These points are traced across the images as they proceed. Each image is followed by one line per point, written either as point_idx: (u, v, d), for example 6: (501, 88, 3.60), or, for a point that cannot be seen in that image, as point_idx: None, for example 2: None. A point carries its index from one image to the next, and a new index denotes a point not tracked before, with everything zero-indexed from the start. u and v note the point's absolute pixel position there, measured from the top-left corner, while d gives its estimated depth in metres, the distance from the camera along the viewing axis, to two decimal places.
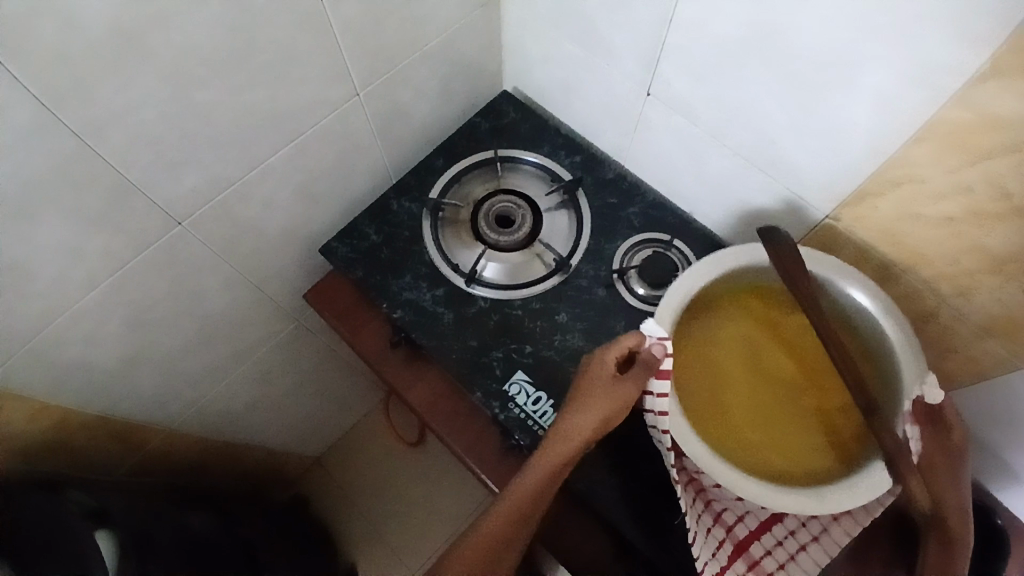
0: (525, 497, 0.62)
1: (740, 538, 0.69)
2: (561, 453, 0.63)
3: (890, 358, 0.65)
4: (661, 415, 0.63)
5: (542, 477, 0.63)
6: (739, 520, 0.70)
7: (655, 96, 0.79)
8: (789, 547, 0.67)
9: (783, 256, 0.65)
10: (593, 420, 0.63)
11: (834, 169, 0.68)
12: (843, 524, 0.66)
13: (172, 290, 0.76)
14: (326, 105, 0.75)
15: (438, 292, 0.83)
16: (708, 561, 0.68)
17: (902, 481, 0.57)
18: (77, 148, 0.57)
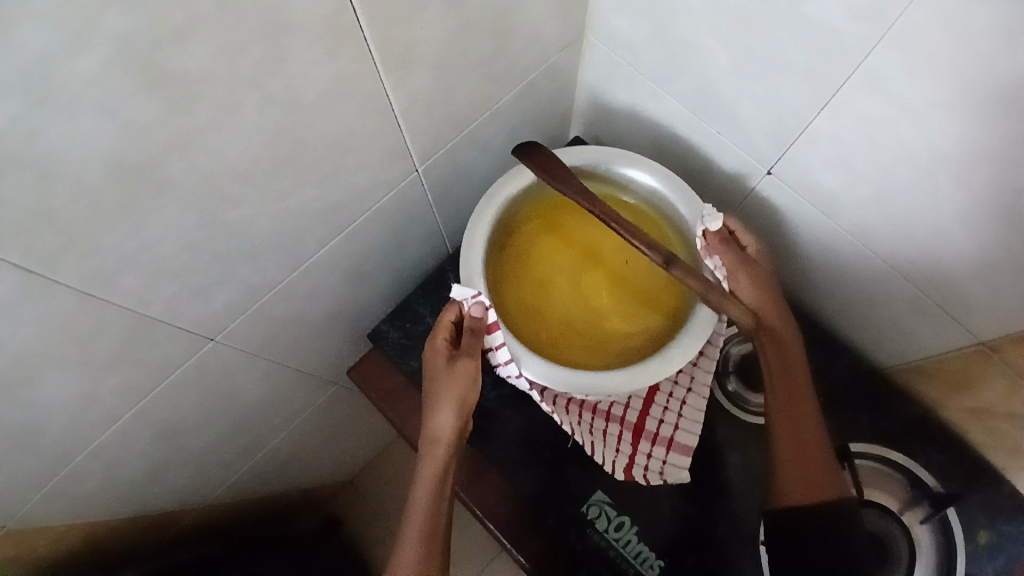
0: (424, 521, 0.57)
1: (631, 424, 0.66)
2: (437, 462, 0.59)
3: (675, 211, 0.63)
4: (509, 364, 0.60)
5: (430, 498, 0.58)
6: (626, 407, 0.66)
7: (779, 175, 0.65)
8: (677, 413, 0.67)
9: (541, 168, 0.60)
10: (453, 417, 0.59)
11: (1009, 306, 0.57)
12: (703, 366, 0.68)
13: (205, 398, 0.66)
14: (383, 187, 0.61)
15: (504, 389, 0.74)
16: (616, 461, 0.66)
17: (722, 309, 0.58)
18: (84, 304, 0.45)
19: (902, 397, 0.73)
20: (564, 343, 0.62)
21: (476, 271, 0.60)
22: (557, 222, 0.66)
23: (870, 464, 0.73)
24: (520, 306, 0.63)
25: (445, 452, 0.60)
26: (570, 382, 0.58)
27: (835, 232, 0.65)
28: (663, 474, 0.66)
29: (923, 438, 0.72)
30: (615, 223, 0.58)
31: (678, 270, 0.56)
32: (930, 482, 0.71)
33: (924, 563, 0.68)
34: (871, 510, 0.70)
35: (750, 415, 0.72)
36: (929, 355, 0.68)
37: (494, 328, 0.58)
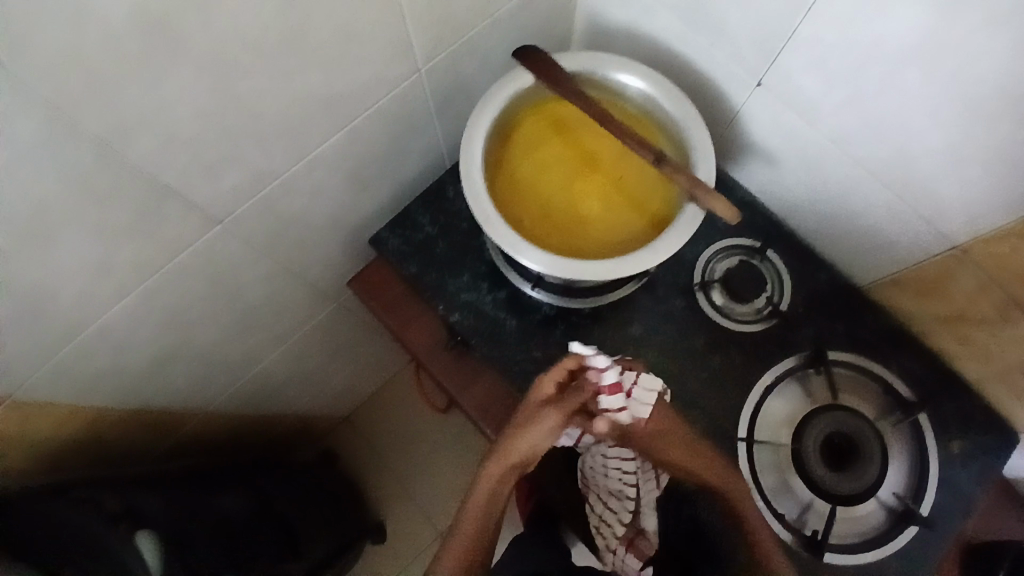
0: (472, 530, 0.62)
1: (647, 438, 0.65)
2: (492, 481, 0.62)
3: (662, 114, 0.66)
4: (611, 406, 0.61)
5: (482, 515, 0.62)
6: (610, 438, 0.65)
7: (768, 88, 0.66)
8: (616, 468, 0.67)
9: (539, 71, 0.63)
10: (522, 450, 0.62)
11: (983, 205, 0.59)
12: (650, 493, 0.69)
13: (211, 288, 0.68)
14: (385, 85, 0.63)
15: (499, 294, 0.76)
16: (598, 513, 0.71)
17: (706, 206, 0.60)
18: (103, 159, 0.47)
19: (883, 311, 0.76)
20: (557, 235, 0.67)
21: (474, 167, 0.62)
22: (552, 125, 0.70)
23: (846, 372, 0.74)
24: (519, 202, 0.67)
25: (506, 476, 0.63)
26: (566, 272, 0.61)
27: (817, 141, 0.67)
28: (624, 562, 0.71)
29: (898, 350, 0.75)
30: (608, 124, 0.62)
31: (665, 167, 0.61)
32: (902, 391, 0.73)
33: (894, 464, 0.72)
34: (844, 413, 0.72)
35: (734, 324, 0.75)
36: (903, 267, 0.70)
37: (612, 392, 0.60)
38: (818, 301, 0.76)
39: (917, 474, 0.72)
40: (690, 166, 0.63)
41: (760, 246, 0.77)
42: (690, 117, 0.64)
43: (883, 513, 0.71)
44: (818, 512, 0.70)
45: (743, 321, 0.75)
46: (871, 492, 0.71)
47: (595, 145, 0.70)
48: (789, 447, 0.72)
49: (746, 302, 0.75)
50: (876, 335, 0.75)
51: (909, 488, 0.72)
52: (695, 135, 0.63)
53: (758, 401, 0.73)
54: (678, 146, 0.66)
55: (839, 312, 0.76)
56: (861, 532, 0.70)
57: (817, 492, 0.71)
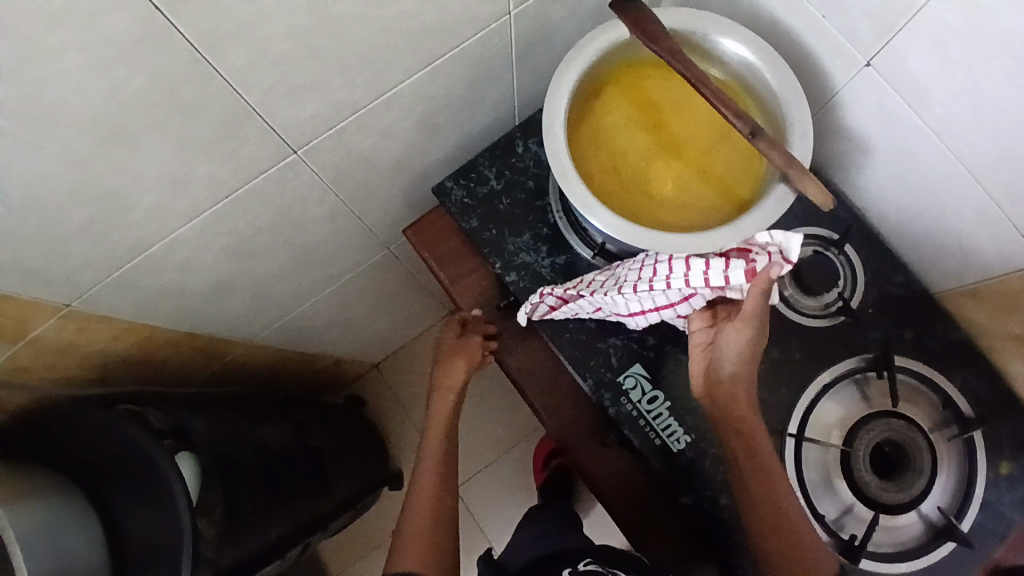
0: (433, 486, 0.72)
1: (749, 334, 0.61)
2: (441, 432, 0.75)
3: (762, 84, 0.64)
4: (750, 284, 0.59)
5: (438, 447, 0.74)
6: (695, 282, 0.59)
7: (877, 69, 0.62)
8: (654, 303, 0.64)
9: (638, 23, 0.60)
10: (450, 400, 0.77)
11: None
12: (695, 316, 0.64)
13: (275, 220, 0.67)
14: (473, 26, 0.60)
15: (558, 259, 0.74)
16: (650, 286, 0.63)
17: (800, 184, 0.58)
18: (192, 69, 0.46)
19: (953, 323, 0.72)
20: (633, 198, 0.66)
21: (557, 127, 0.61)
22: (639, 85, 0.68)
23: (909, 381, 0.71)
24: (598, 161, 0.66)
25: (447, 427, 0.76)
26: (651, 244, 0.60)
27: (920, 132, 0.63)
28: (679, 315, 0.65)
29: (964, 365, 0.71)
30: (704, 88, 0.60)
31: (761, 142, 0.59)
32: (964, 407, 0.70)
33: (943, 479, 0.70)
34: (901, 421, 0.70)
35: (799, 317, 0.72)
36: (985, 278, 0.67)
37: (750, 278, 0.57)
38: (886, 304, 0.73)
39: (965, 491, 0.69)
40: (786, 141, 0.62)
41: (836, 239, 0.73)
42: (791, 90, 0.62)
43: (923, 525, 0.69)
44: (858, 517, 0.69)
45: (808, 315, 0.72)
46: (917, 504, 0.69)
47: (682, 113, 0.68)
48: (838, 448, 0.70)
49: (814, 295, 0.73)
50: (943, 346, 0.72)
51: (953, 504, 0.69)
52: (793, 110, 0.61)
53: (811, 398, 0.71)
54: (775, 117, 0.64)
55: (908, 318, 0.73)
56: (898, 543, 0.69)
57: (860, 496, 0.69)
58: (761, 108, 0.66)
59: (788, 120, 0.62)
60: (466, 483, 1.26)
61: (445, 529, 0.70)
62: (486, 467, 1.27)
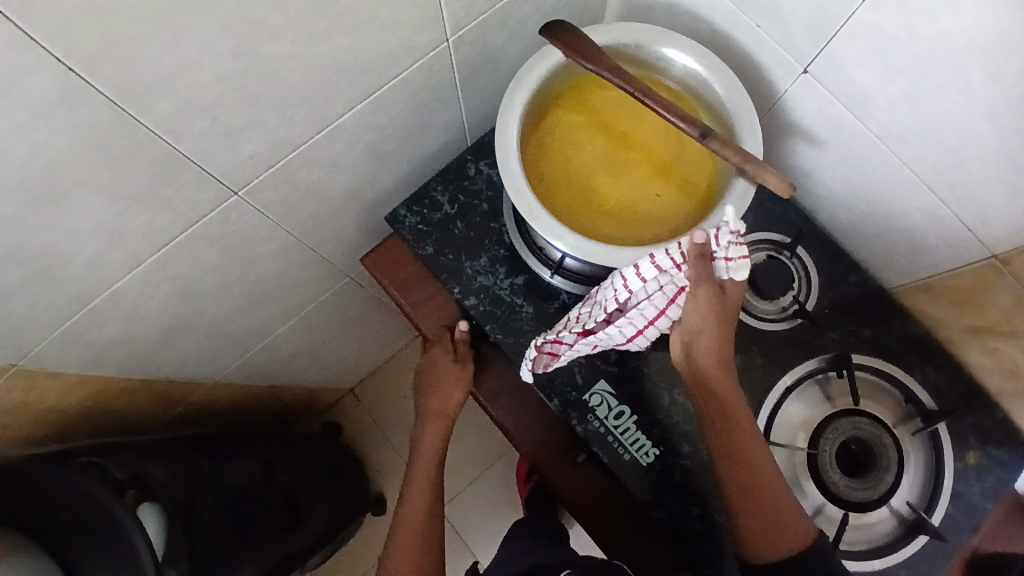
0: (420, 513, 0.73)
1: (703, 301, 0.58)
2: (429, 462, 0.75)
3: (705, 88, 0.64)
4: (735, 264, 0.56)
5: (427, 475, 0.74)
6: (661, 276, 0.57)
7: (815, 76, 0.63)
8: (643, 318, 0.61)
9: (572, 45, 0.60)
10: (440, 426, 0.76)
11: None
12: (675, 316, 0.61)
13: (224, 259, 0.66)
14: (411, 55, 0.60)
15: (517, 280, 0.74)
16: (628, 308, 0.60)
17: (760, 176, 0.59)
18: (117, 120, 0.45)
19: (910, 317, 0.73)
20: (593, 215, 0.66)
21: (512, 160, 0.61)
22: (583, 102, 0.68)
23: (870, 378, 0.72)
24: (553, 181, 0.66)
25: (433, 456, 0.75)
26: (620, 263, 0.60)
27: (862, 133, 0.64)
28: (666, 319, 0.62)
29: (924, 358, 0.72)
30: (650, 100, 0.60)
31: (713, 143, 0.59)
32: (926, 401, 0.71)
33: (910, 473, 0.70)
34: (864, 419, 0.70)
35: (759, 322, 0.73)
36: (937, 273, 0.68)
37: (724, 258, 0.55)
38: (842, 302, 0.74)
39: (932, 484, 0.70)
40: (737, 138, 0.62)
41: (790, 242, 0.74)
42: (737, 93, 0.62)
43: (894, 520, 0.70)
44: (829, 517, 0.69)
45: (766, 320, 0.73)
46: (885, 501, 0.69)
47: (631, 124, 0.68)
48: (804, 451, 0.70)
49: (771, 299, 0.73)
50: (900, 342, 0.73)
51: (921, 497, 0.70)
52: (740, 112, 0.62)
53: (776, 402, 0.71)
54: (723, 119, 0.64)
55: (864, 317, 0.73)
56: (869, 540, 0.69)
57: (829, 497, 0.69)
58: (712, 113, 0.65)
59: (736, 122, 0.62)
60: (450, 502, 1.25)
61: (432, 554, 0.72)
62: (469, 483, 1.26)
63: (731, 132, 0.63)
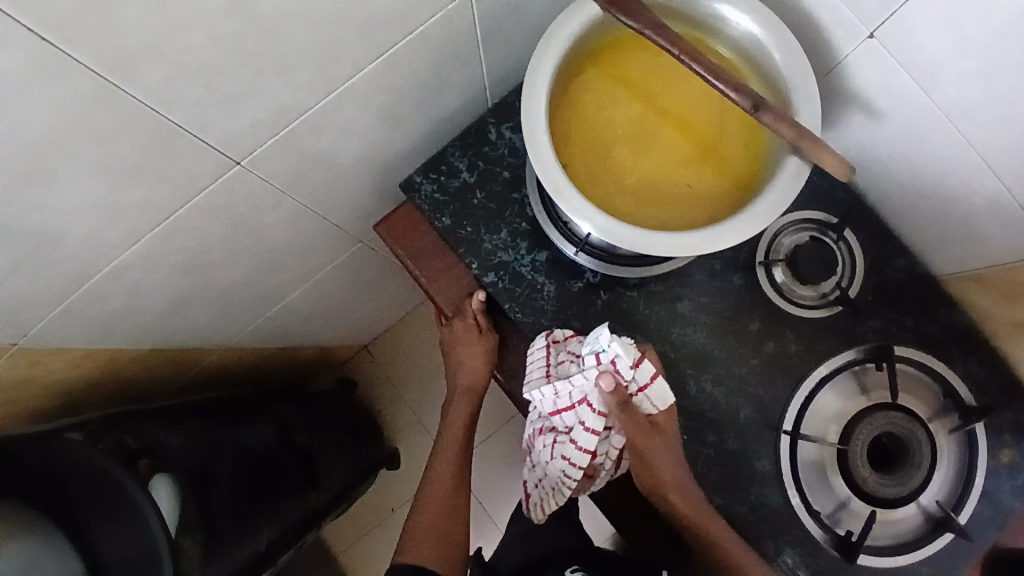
0: (446, 487, 0.71)
1: (645, 443, 0.63)
2: (457, 434, 0.73)
3: (757, 51, 0.57)
4: (643, 370, 0.63)
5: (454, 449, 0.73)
6: (583, 404, 0.63)
7: (881, 42, 0.55)
8: (605, 463, 0.67)
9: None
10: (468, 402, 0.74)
11: None
12: (611, 441, 0.66)
13: (229, 231, 0.62)
14: (428, 9, 0.53)
15: (539, 256, 0.69)
16: (566, 445, 0.64)
17: (816, 157, 0.53)
18: (99, 91, 0.40)
19: (958, 307, 0.68)
20: (624, 192, 0.60)
21: (539, 131, 0.55)
22: (619, 63, 0.61)
23: (910, 371, 0.68)
24: (583, 152, 0.61)
25: (463, 430, 0.74)
26: (656, 249, 0.55)
27: (929, 109, 0.57)
28: (612, 447, 0.66)
29: (969, 352, 0.68)
30: (697, 65, 0.54)
31: (766, 117, 0.53)
32: (966, 398, 0.67)
33: (943, 470, 0.67)
34: (901, 414, 0.66)
35: (795, 308, 0.68)
36: (992, 265, 0.62)
37: (637, 366, 0.63)
38: (885, 290, 0.69)
39: (964, 482, 0.67)
40: (791, 112, 0.56)
41: (835, 223, 0.69)
42: (796, 59, 0.55)
43: (921, 517, 0.66)
44: (853, 512, 0.65)
45: (803, 306, 0.68)
46: (914, 497, 0.66)
47: (671, 90, 0.62)
48: (834, 446, 0.66)
49: (811, 284, 0.68)
50: (945, 333, 0.68)
51: (951, 495, 0.67)
52: (797, 80, 0.55)
53: (807, 393, 0.67)
54: (775, 87, 0.58)
55: (909, 305, 0.69)
56: (895, 535, 0.66)
57: (856, 492, 0.65)
58: (765, 80, 0.59)
59: (792, 91, 0.56)
60: None
61: (458, 526, 0.70)
62: (482, 442, 1.26)
63: (785, 104, 0.56)
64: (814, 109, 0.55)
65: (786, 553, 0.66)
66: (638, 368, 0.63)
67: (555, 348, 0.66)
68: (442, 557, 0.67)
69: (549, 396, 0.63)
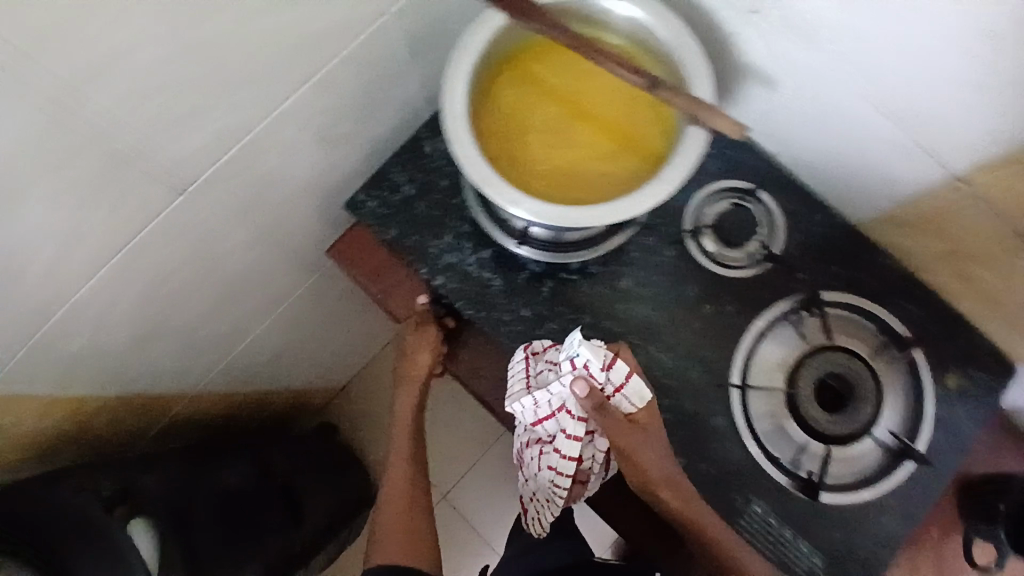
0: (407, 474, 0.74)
1: (630, 440, 0.64)
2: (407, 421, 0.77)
3: (651, 39, 0.63)
4: (617, 371, 0.64)
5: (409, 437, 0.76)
6: (562, 411, 0.65)
7: (764, 17, 0.62)
8: (593, 467, 0.68)
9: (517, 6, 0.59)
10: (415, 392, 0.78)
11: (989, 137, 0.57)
12: (597, 444, 0.67)
13: (184, 262, 0.65)
14: (349, 32, 0.59)
15: (483, 254, 0.73)
16: (551, 454, 0.66)
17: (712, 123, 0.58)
18: (44, 120, 0.44)
19: (880, 250, 0.73)
20: (550, 181, 0.65)
21: (462, 132, 0.60)
22: (530, 67, 0.67)
23: (844, 313, 0.71)
24: (507, 150, 0.66)
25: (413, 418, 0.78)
26: (579, 223, 0.59)
27: (814, 71, 0.64)
28: (598, 450, 0.68)
29: (896, 290, 0.72)
30: (598, 55, 0.59)
31: (663, 92, 0.59)
32: (899, 329, 0.71)
33: (890, 402, 0.69)
34: (840, 353, 0.69)
35: (728, 271, 0.72)
36: (901, 204, 0.68)
37: (610, 369, 0.64)
38: (810, 243, 0.73)
39: (913, 410, 0.69)
40: (687, 88, 0.61)
41: (753, 188, 0.74)
42: (685, 39, 0.61)
43: (879, 452, 0.68)
44: (812, 454, 0.67)
45: (735, 268, 0.72)
46: (868, 431, 0.67)
47: (581, 84, 0.67)
48: (783, 392, 0.69)
49: (738, 247, 0.72)
50: (871, 275, 0.73)
51: (902, 425, 0.69)
52: (688, 58, 0.61)
53: (751, 346, 0.70)
54: (670, 70, 0.63)
55: (835, 254, 0.73)
56: (858, 472, 0.68)
57: (811, 435, 0.67)
58: (661, 64, 0.64)
59: (686, 68, 0.61)
60: (453, 489, 1.25)
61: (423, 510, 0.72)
62: (469, 468, 1.27)
63: (681, 82, 0.62)
64: (706, 82, 0.60)
65: (754, 503, 0.68)
66: (610, 370, 0.64)
67: (535, 359, 0.68)
68: (415, 543, 0.68)
69: (529, 406, 0.65)
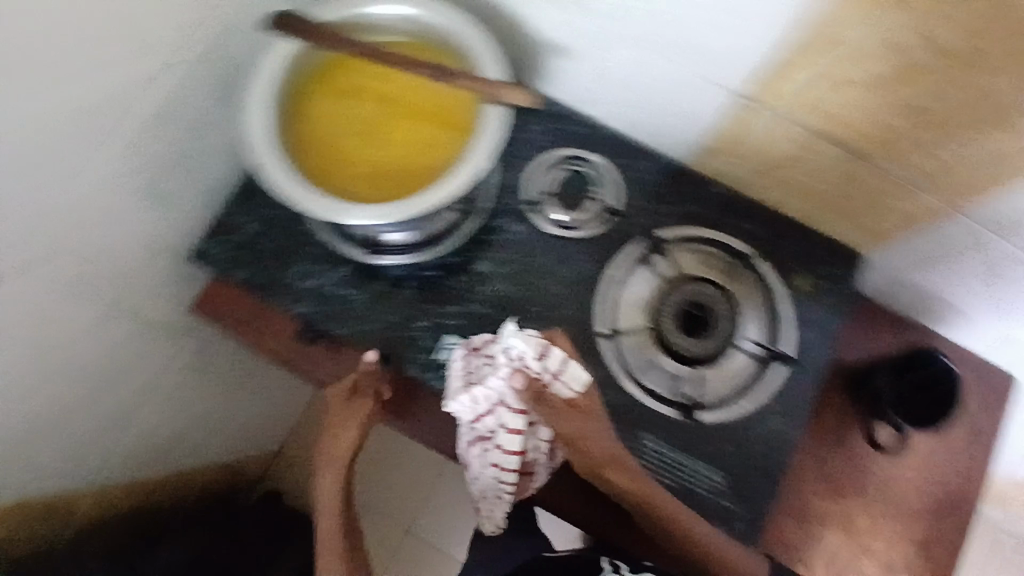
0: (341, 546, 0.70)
1: (575, 429, 0.65)
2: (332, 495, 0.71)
3: (439, 35, 0.67)
4: (550, 358, 0.64)
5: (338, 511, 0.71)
6: (499, 407, 0.64)
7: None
8: (538, 459, 0.68)
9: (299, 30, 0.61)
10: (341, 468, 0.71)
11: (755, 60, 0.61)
12: (540, 434, 0.67)
13: (37, 357, 0.64)
14: (140, 90, 0.59)
15: (339, 272, 0.74)
16: (495, 450, 0.66)
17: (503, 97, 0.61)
18: None
19: (711, 181, 0.78)
20: (375, 188, 0.67)
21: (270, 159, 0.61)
22: (333, 84, 0.69)
23: (688, 244, 0.75)
24: (328, 168, 0.68)
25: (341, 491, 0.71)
26: (399, 217, 0.60)
27: (597, 32, 0.68)
28: (543, 441, 0.68)
29: (733, 213, 0.77)
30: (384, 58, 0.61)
31: (453, 78, 0.61)
32: (739, 247, 0.75)
33: (747, 314, 0.73)
34: (691, 283, 0.73)
35: (573, 231, 0.75)
36: (711, 133, 0.72)
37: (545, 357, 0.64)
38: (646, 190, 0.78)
39: (769, 316, 0.74)
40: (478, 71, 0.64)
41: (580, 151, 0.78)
42: (468, 28, 0.65)
43: (748, 362, 0.72)
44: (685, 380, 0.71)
45: (579, 228, 0.76)
46: (732, 346, 0.71)
47: (385, 90, 0.70)
48: (648, 330, 0.72)
49: (578, 207, 0.76)
50: (708, 206, 0.77)
51: (763, 332, 0.73)
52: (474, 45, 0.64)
53: (613, 293, 0.73)
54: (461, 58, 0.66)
55: (671, 195, 0.78)
56: (734, 386, 0.71)
57: (679, 361, 0.71)
58: (452, 56, 0.67)
59: (474, 54, 0.64)
60: (410, 521, 1.24)
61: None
62: (421, 497, 1.26)
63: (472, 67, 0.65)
64: (493, 63, 0.64)
65: (647, 439, 0.70)
66: (543, 358, 0.64)
67: (474, 354, 0.67)
68: None
69: (467, 403, 0.64)
